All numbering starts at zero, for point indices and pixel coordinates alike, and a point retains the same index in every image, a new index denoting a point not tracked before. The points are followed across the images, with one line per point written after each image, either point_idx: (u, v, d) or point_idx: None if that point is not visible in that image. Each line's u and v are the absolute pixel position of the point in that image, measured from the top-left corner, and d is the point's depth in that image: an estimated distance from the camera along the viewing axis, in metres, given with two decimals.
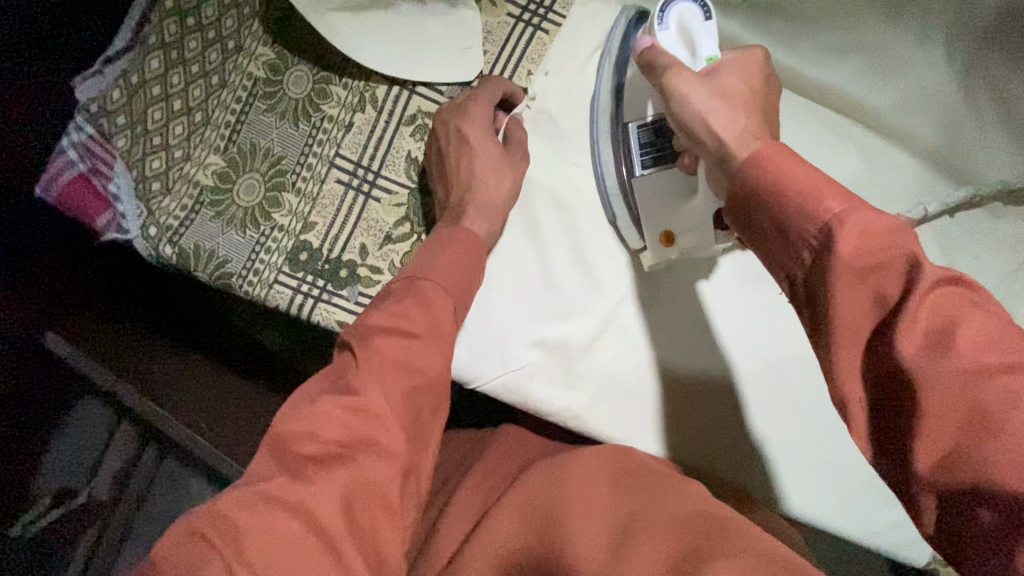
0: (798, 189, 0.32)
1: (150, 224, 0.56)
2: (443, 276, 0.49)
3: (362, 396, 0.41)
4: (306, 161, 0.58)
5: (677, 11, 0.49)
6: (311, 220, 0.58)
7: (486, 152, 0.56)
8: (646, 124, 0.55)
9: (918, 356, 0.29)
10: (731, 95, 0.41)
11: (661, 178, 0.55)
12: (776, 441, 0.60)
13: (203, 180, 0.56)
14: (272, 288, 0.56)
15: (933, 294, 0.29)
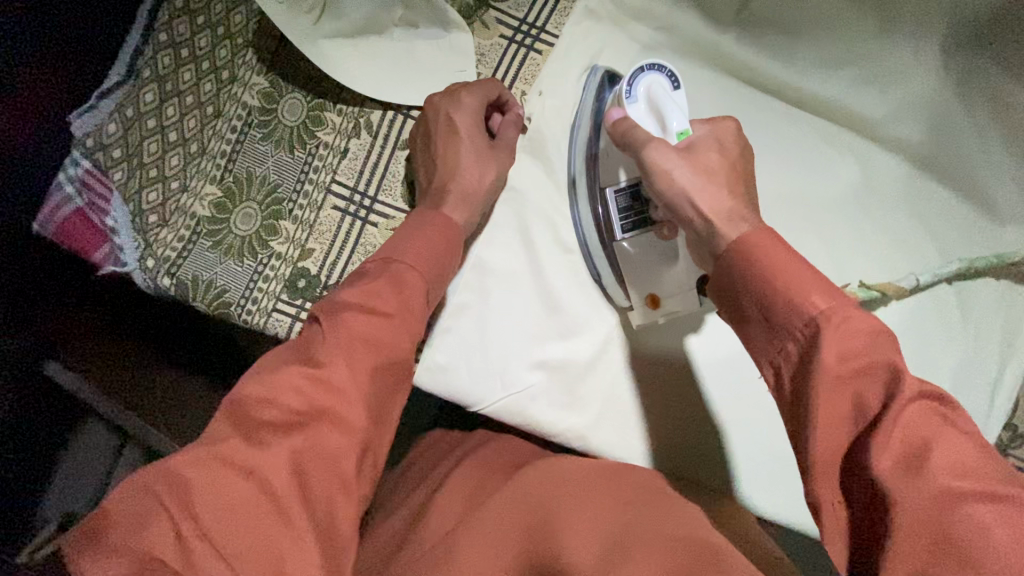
0: (787, 282, 0.35)
1: (148, 256, 0.55)
2: (419, 256, 0.48)
3: (326, 366, 0.41)
4: (303, 188, 0.58)
5: (644, 83, 0.48)
6: (309, 247, 0.58)
7: (473, 144, 0.55)
8: (620, 189, 0.55)
9: (892, 467, 0.31)
10: (711, 173, 0.42)
11: (642, 242, 0.55)
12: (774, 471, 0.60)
13: (200, 211, 0.56)
14: (271, 316, 0.56)
15: (906, 413, 0.32)
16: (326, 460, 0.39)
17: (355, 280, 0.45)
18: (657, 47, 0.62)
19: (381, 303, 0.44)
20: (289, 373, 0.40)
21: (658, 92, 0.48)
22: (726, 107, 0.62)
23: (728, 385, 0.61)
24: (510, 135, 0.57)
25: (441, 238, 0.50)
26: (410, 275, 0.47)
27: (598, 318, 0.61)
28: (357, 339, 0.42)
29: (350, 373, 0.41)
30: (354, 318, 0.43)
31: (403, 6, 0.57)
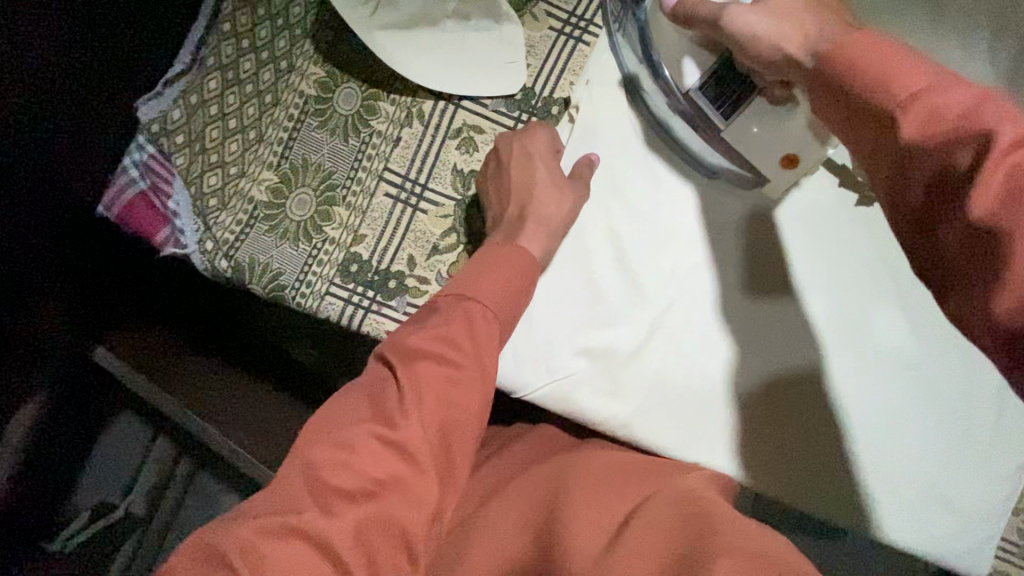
0: (876, 81, 0.33)
1: (207, 238, 0.57)
2: (491, 296, 0.51)
3: (400, 431, 0.44)
4: (356, 176, 0.59)
5: None
6: (361, 233, 0.59)
7: (545, 170, 0.58)
8: (702, 84, 0.53)
9: (991, 210, 0.28)
10: (791, 13, 0.41)
11: (747, 119, 0.53)
12: (854, 430, 0.60)
13: (258, 196, 0.58)
14: (324, 299, 0.58)
15: (1012, 155, 0.28)
16: (391, 525, 0.42)
17: (430, 322, 0.49)
18: None
19: (456, 353, 0.48)
20: (363, 433, 0.44)
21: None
22: None
23: (827, 334, 0.61)
24: (585, 170, 0.59)
25: (517, 277, 0.52)
26: (479, 316, 0.50)
27: (646, 308, 0.61)
28: (431, 382, 0.46)
29: (423, 435, 0.45)
30: (423, 367, 0.46)
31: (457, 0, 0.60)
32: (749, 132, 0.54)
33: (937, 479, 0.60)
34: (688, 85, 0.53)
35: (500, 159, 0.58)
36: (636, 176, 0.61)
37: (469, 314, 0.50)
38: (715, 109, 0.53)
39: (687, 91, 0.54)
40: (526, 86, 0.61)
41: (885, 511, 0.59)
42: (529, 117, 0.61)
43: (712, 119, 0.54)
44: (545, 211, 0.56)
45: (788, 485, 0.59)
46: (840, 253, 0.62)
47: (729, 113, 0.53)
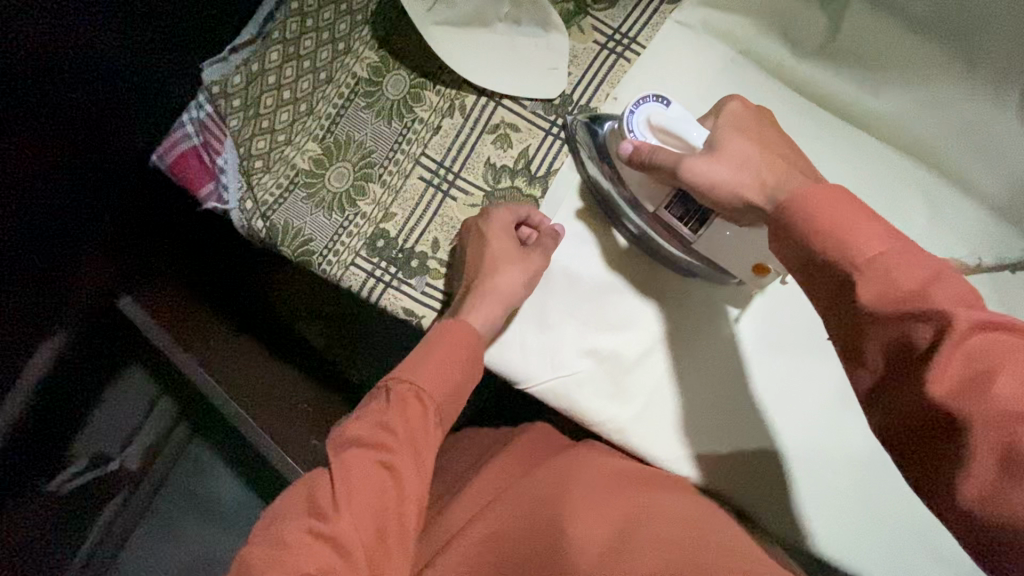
0: (835, 240, 0.38)
1: (248, 198, 0.60)
2: (427, 379, 0.54)
3: (332, 525, 0.46)
4: (394, 157, 0.62)
5: (644, 114, 0.52)
6: (392, 211, 0.62)
7: (501, 243, 0.59)
8: (669, 203, 0.55)
9: (950, 393, 0.33)
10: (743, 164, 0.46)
11: (715, 237, 0.55)
12: (837, 460, 0.61)
13: (301, 164, 0.61)
14: (348, 269, 0.61)
15: (967, 344, 0.33)
16: None
17: (365, 412, 0.53)
18: (741, 67, 0.65)
19: (388, 439, 0.51)
20: (299, 532, 0.46)
21: (659, 119, 0.51)
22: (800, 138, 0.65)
23: (820, 362, 0.62)
24: (546, 241, 0.61)
25: (459, 352, 0.56)
26: (410, 395, 0.54)
27: (655, 320, 0.63)
28: (362, 468, 0.49)
29: (354, 530, 0.46)
30: (351, 454, 0.50)
31: (511, 4, 0.63)
32: (721, 245, 0.55)
33: (920, 520, 0.60)
34: (654, 206, 0.56)
35: (463, 235, 0.61)
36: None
37: (403, 394, 0.54)
38: (683, 224, 0.55)
39: (654, 212, 0.57)
40: (564, 92, 0.63)
41: (865, 546, 0.60)
42: (565, 122, 0.63)
43: (683, 235, 0.56)
44: (499, 288, 0.58)
45: (769, 515, 0.60)
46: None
47: (697, 228, 0.55)
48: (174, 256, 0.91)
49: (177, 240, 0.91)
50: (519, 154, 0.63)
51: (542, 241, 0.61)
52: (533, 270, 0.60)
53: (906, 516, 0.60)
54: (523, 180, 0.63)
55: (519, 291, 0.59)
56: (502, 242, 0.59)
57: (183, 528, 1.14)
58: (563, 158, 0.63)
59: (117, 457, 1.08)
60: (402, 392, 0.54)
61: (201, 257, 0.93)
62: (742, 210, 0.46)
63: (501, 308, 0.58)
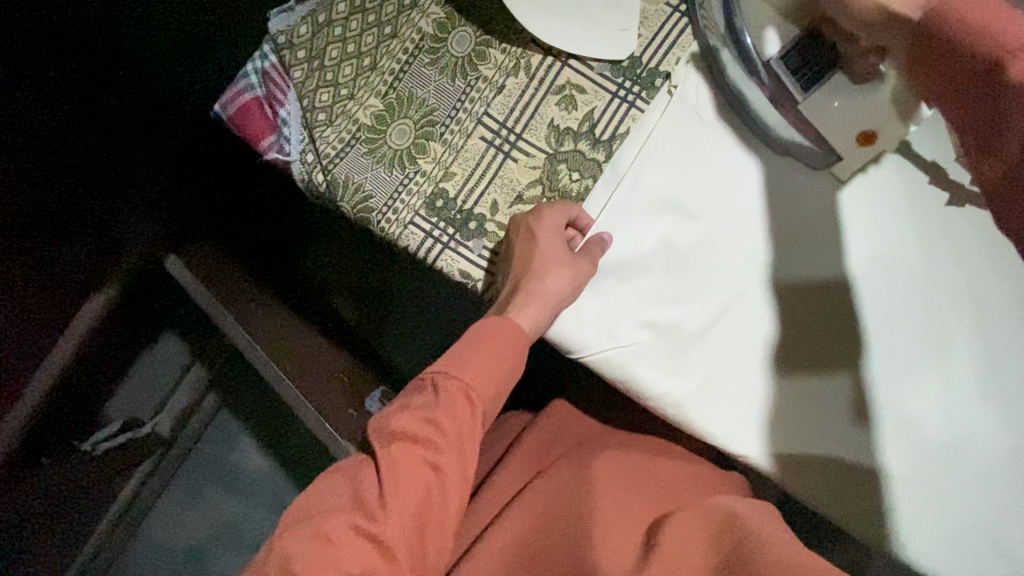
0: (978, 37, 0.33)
1: (309, 151, 0.60)
2: (475, 377, 0.53)
3: (376, 524, 0.47)
4: (456, 116, 0.61)
5: None
6: (452, 170, 0.61)
7: (550, 244, 0.57)
8: (784, 54, 0.54)
9: None
10: None
11: (827, 93, 0.53)
12: (909, 452, 0.56)
13: (363, 119, 0.60)
14: (407, 228, 0.60)
15: None
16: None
17: (407, 408, 0.52)
18: None
19: (434, 435, 0.51)
20: (343, 527, 0.47)
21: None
22: None
23: (900, 349, 0.58)
24: (594, 250, 0.58)
25: (505, 352, 0.55)
26: (456, 392, 0.53)
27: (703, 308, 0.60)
28: (411, 467, 0.50)
29: (398, 528, 0.48)
30: (398, 449, 0.50)
31: None
32: (830, 110, 0.54)
33: (992, 523, 0.55)
34: (768, 56, 0.54)
35: (512, 232, 0.59)
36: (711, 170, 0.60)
37: (451, 392, 0.53)
38: (793, 76, 0.54)
39: (769, 59, 0.54)
40: (633, 55, 0.62)
41: (928, 544, 0.56)
42: (632, 86, 0.62)
43: (790, 90, 0.54)
44: (548, 290, 0.56)
45: (829, 504, 0.57)
46: (889, 282, 0.58)
47: (807, 87, 0.54)
48: (214, 222, 0.91)
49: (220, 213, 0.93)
50: (583, 117, 0.61)
51: (589, 249, 0.58)
52: (581, 278, 0.57)
53: (977, 518, 0.55)
54: (587, 144, 0.61)
55: (569, 294, 0.57)
56: (551, 242, 0.57)
57: (207, 495, 1.16)
58: (629, 123, 0.61)
59: (149, 423, 1.07)
60: (450, 389, 0.52)
61: (242, 233, 0.96)
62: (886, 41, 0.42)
63: (548, 311, 0.56)
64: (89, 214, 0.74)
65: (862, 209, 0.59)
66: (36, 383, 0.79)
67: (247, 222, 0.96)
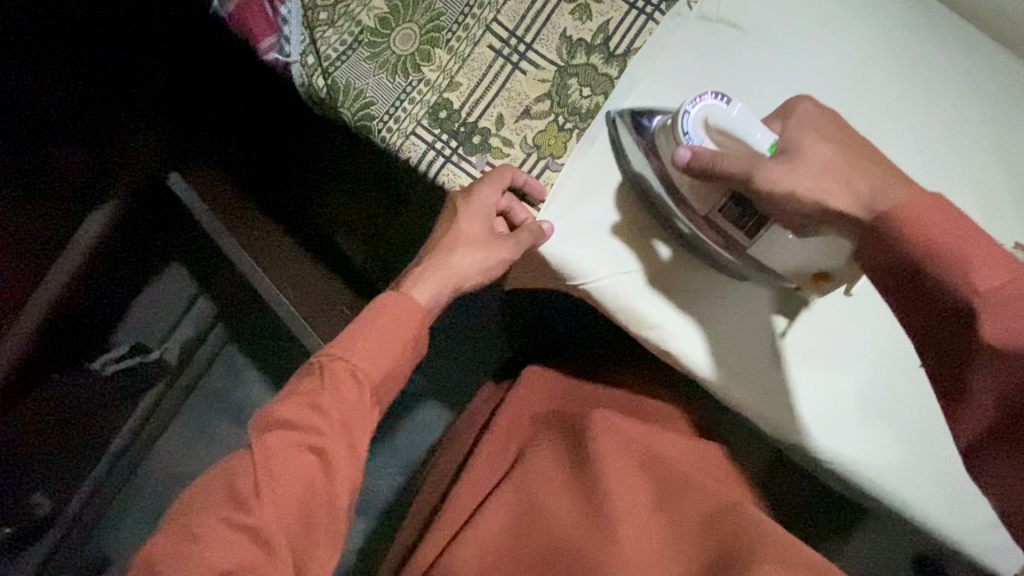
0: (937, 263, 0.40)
1: (309, 53, 0.58)
2: (362, 358, 0.52)
3: (254, 516, 0.45)
4: (464, 21, 0.58)
5: (700, 112, 0.50)
6: (456, 80, 0.58)
7: (472, 229, 0.57)
8: (721, 208, 0.52)
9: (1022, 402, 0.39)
10: (832, 164, 0.46)
11: (768, 240, 0.51)
12: (887, 408, 0.58)
13: (366, 22, 0.58)
14: (408, 138, 0.58)
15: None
16: None
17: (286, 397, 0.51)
18: None
19: (319, 420, 0.49)
20: (212, 521, 0.44)
21: (716, 117, 0.49)
22: (920, 39, 0.58)
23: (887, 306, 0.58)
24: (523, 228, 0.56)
25: (401, 327, 0.54)
26: (341, 371, 0.51)
27: (686, 292, 0.58)
28: (287, 452, 0.47)
29: (279, 521, 0.45)
30: (274, 436, 0.48)
31: None
32: (779, 249, 0.51)
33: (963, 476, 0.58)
34: (709, 208, 0.52)
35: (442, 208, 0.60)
36: (734, 88, 0.57)
37: (337, 374, 0.51)
38: (739, 229, 0.52)
39: (707, 213, 0.52)
40: None
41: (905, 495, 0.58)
42: None
43: (737, 239, 0.53)
44: (450, 265, 0.58)
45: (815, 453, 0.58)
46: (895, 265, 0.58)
47: (752, 235, 0.52)
48: (225, 150, 0.92)
49: (229, 139, 0.93)
50: (598, 28, 0.58)
51: (520, 234, 0.56)
52: (495, 258, 0.57)
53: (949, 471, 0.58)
54: (600, 58, 0.58)
55: (473, 273, 0.58)
56: (474, 225, 0.57)
57: (217, 424, 1.19)
58: (646, 37, 0.58)
59: (157, 349, 1.09)
60: (334, 370, 0.51)
61: (244, 155, 0.95)
62: (819, 219, 0.46)
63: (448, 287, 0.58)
64: (82, 124, 0.73)
65: None
66: (40, 295, 0.78)
67: (255, 149, 0.96)
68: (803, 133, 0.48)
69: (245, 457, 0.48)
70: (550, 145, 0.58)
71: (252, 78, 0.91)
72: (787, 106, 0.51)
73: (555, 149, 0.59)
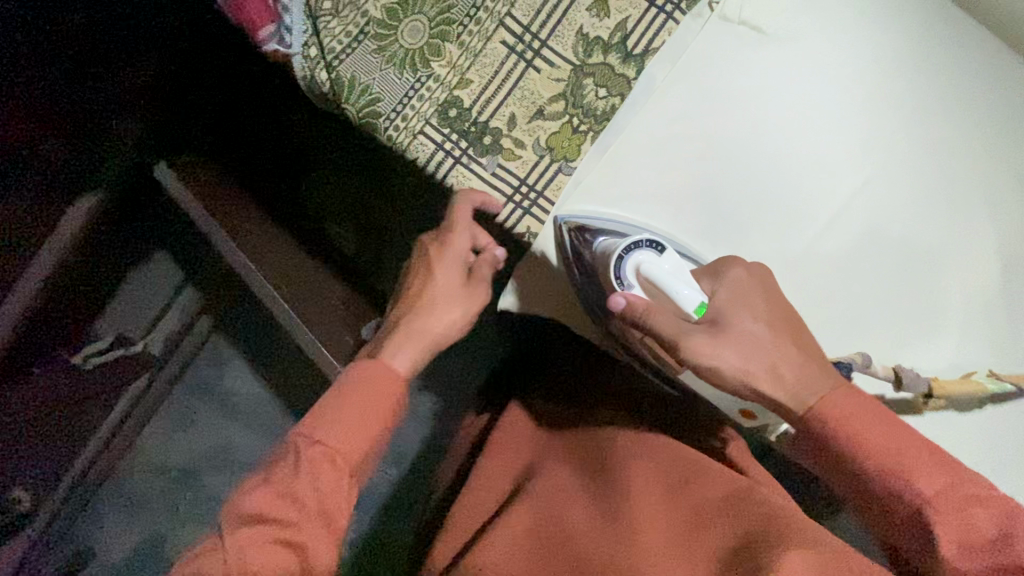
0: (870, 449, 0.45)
1: (312, 44, 0.55)
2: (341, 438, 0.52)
3: None
4: (476, 14, 0.55)
5: (633, 262, 0.53)
6: (467, 77, 0.56)
7: (447, 282, 0.64)
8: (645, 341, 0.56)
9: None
10: (758, 345, 0.50)
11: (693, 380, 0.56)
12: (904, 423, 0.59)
13: (372, 12, 0.55)
14: (416, 138, 0.56)
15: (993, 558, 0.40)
16: None
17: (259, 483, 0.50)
18: None
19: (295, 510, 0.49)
20: None
21: (648, 268, 0.52)
22: (941, 47, 0.57)
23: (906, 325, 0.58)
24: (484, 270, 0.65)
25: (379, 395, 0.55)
26: (315, 455, 0.51)
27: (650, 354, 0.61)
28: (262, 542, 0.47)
29: None
30: (248, 530, 0.47)
31: None
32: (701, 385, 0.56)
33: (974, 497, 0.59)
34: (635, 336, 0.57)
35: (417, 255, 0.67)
36: (753, 94, 0.56)
37: (313, 458, 0.51)
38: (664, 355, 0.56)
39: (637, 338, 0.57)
40: None
41: None
42: None
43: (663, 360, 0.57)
44: (429, 325, 0.62)
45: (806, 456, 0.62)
46: (913, 268, 0.58)
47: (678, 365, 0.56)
48: (215, 136, 0.89)
49: (220, 122, 0.89)
50: (616, 26, 0.56)
51: (481, 269, 0.65)
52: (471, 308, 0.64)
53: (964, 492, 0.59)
54: (618, 57, 0.56)
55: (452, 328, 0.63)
56: (447, 277, 0.64)
57: (203, 417, 1.16)
58: (666, 35, 0.56)
59: (141, 341, 1.08)
60: (310, 456, 0.51)
61: (234, 137, 0.91)
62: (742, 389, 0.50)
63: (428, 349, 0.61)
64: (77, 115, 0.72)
65: (883, 170, 0.57)
66: (23, 286, 0.73)
67: (252, 130, 0.91)
68: (733, 304, 0.50)
69: (214, 551, 0.47)
70: (563, 147, 0.56)
71: (248, 52, 0.84)
72: (724, 265, 0.53)
73: (569, 151, 0.56)
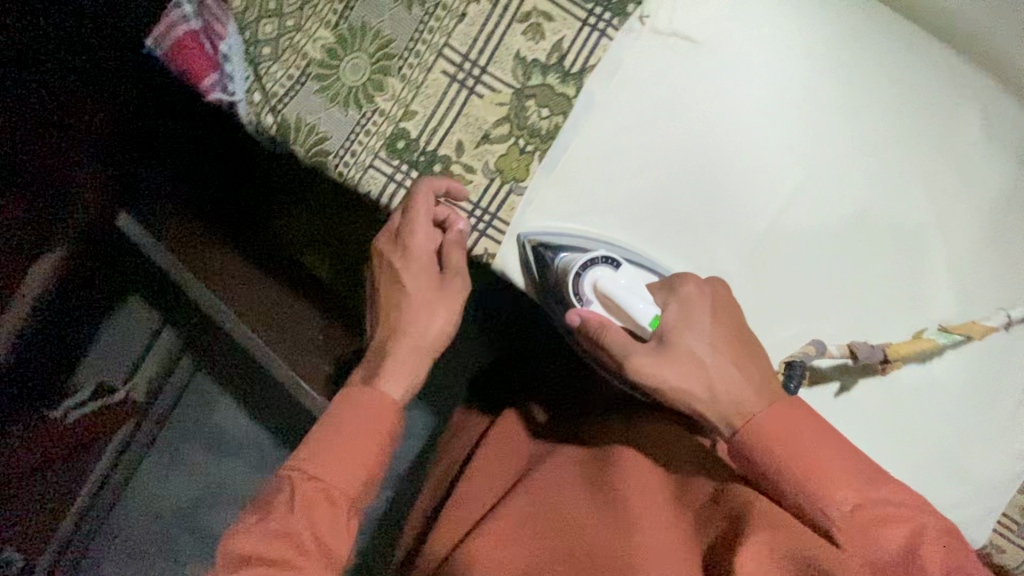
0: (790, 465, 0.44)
1: (255, 90, 0.57)
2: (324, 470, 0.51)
3: None
4: (415, 47, 0.57)
5: (592, 279, 0.55)
6: (411, 109, 0.57)
7: (418, 286, 0.60)
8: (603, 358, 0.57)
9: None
10: (702, 365, 0.51)
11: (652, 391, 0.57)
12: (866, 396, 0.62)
13: (312, 53, 0.57)
14: (367, 171, 0.57)
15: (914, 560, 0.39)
16: None
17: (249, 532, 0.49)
18: None
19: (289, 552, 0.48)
20: None
21: (605, 283, 0.54)
22: (867, 40, 0.59)
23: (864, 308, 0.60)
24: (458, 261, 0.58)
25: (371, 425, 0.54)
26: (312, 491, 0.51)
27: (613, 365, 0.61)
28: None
29: None
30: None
31: None
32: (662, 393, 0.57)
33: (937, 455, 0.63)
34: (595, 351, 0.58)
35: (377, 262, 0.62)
36: (690, 102, 0.57)
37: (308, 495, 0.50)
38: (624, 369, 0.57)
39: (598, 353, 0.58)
40: None
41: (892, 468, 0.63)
42: (603, 13, 0.57)
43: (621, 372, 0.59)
44: (413, 335, 0.59)
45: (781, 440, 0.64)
46: (862, 253, 0.60)
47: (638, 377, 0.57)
48: (189, 185, 0.93)
49: (187, 170, 0.92)
50: (552, 47, 0.57)
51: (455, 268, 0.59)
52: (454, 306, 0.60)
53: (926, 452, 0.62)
54: (556, 77, 0.57)
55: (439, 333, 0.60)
56: (417, 280, 0.60)
57: (191, 456, 1.15)
58: (600, 54, 0.57)
59: (123, 388, 1.05)
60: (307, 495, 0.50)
61: (200, 181, 0.93)
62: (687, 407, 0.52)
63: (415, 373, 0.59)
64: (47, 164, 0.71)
65: (823, 163, 0.59)
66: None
67: (214, 172, 0.92)
68: (678, 323, 0.52)
69: None
70: (512, 168, 0.57)
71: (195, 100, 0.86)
72: (676, 282, 0.55)
73: (518, 172, 0.58)
